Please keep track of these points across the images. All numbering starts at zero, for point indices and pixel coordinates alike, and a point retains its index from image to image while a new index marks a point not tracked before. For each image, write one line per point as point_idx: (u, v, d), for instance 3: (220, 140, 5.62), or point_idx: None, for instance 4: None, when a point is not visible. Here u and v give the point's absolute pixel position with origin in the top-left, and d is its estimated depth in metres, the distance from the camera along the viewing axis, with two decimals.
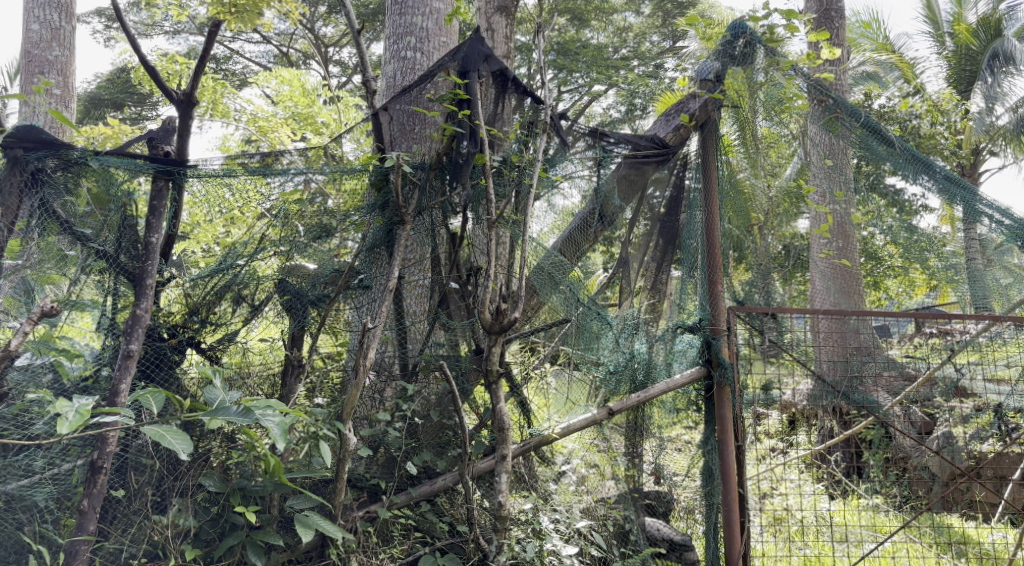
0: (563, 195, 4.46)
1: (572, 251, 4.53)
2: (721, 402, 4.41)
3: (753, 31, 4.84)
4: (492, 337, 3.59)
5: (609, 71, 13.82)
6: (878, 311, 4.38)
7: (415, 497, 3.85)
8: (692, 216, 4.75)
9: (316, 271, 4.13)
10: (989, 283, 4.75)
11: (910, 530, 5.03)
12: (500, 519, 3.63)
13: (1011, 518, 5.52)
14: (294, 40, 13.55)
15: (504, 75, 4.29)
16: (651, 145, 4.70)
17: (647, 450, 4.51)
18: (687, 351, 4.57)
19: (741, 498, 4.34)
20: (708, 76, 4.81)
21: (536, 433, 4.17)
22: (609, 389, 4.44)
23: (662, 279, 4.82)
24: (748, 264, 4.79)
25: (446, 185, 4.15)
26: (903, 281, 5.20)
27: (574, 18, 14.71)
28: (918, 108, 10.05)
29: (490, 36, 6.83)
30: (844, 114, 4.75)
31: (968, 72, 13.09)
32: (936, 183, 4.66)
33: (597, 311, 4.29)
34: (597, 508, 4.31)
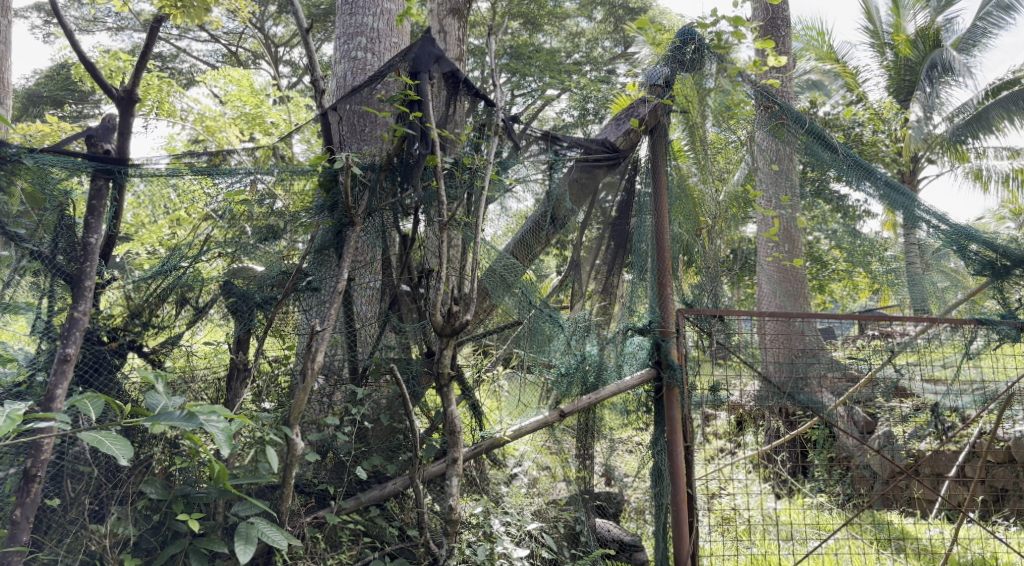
0: (517, 198, 4.47)
1: (524, 254, 4.55)
2: (670, 403, 4.46)
3: (702, 38, 4.86)
4: (444, 340, 3.58)
5: (561, 76, 13.93)
6: (823, 313, 4.41)
7: (365, 501, 3.79)
8: (643, 219, 4.81)
9: (263, 273, 4.05)
10: (927, 287, 4.89)
11: (853, 528, 5.15)
12: (450, 522, 3.62)
13: (947, 513, 5.69)
14: (242, 40, 13.33)
15: (455, 77, 4.30)
16: (602, 149, 4.74)
17: (598, 452, 4.56)
18: (637, 353, 4.58)
19: (690, 498, 4.40)
20: (657, 81, 4.86)
21: (488, 435, 4.15)
22: (560, 391, 4.46)
23: (613, 283, 4.86)
24: (698, 268, 4.85)
25: (397, 186, 4.09)
26: (847, 283, 5.77)
27: (527, 22, 14.74)
28: (860, 116, 10.31)
29: (442, 38, 6.83)
30: (790, 120, 4.88)
31: (907, 82, 13.48)
32: (878, 190, 4.83)
33: (549, 314, 4.38)
34: (547, 510, 4.33)
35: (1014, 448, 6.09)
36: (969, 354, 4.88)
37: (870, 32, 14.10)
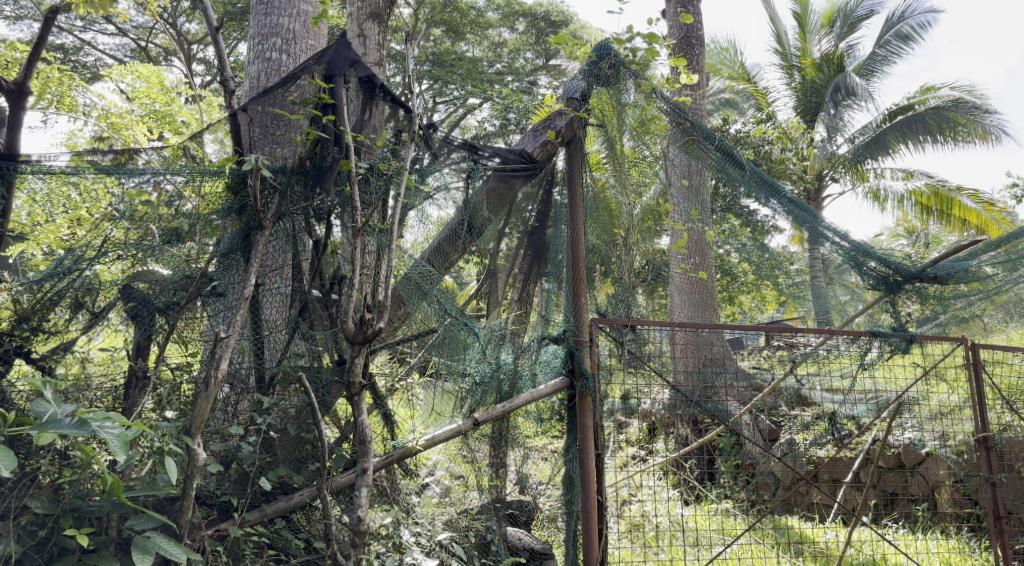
0: (438, 205, 4.48)
1: (441, 262, 4.53)
2: (582, 411, 4.49)
3: (617, 53, 4.93)
4: (355, 347, 3.52)
5: (483, 85, 13.94)
6: (729, 324, 4.55)
7: (269, 513, 3.68)
8: (558, 229, 4.85)
9: (167, 277, 3.88)
10: (830, 301, 5.11)
11: (755, 532, 5.34)
12: (359, 534, 3.56)
13: (844, 518, 5.97)
14: (153, 35, 12.89)
15: (372, 82, 4.28)
16: (519, 159, 4.79)
17: (512, 460, 4.56)
18: (551, 361, 4.63)
19: (600, 506, 4.45)
20: (574, 95, 4.91)
21: (400, 445, 4.10)
22: (475, 399, 4.43)
23: (529, 290, 4.85)
24: (613, 279, 4.91)
25: (309, 191, 4.04)
26: (758, 295, 6.15)
27: (449, 30, 14.82)
28: (769, 135, 10.72)
29: (361, 42, 6.79)
30: (701, 137, 5.02)
31: (813, 103, 14.11)
32: (784, 206, 5.02)
33: (465, 322, 4.37)
34: (459, 520, 4.33)
35: (904, 455, 6.43)
36: (865, 364, 5.04)
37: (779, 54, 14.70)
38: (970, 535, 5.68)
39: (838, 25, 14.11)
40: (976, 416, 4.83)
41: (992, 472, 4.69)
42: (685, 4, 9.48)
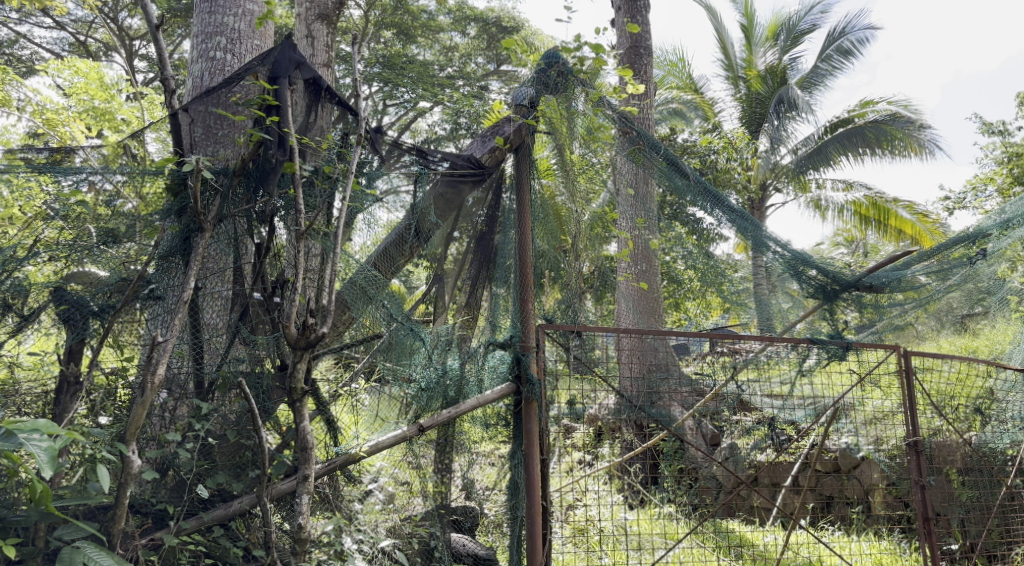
0: (388, 208, 4.45)
1: (387, 266, 4.51)
2: (528, 417, 4.48)
3: (566, 62, 4.94)
4: (297, 353, 3.50)
5: (435, 89, 13.92)
6: (674, 331, 4.55)
7: (207, 521, 3.62)
8: (507, 235, 4.87)
9: (104, 279, 3.78)
10: (772, 309, 5.25)
11: (698, 536, 5.43)
12: (299, 541, 3.51)
13: (782, 521, 6.13)
14: (93, 29, 12.52)
15: (317, 84, 4.21)
16: (467, 164, 4.77)
17: (458, 466, 4.54)
18: (498, 367, 4.59)
19: (545, 511, 4.46)
20: (522, 101, 4.90)
21: (343, 452, 4.06)
22: (420, 405, 4.36)
23: (476, 296, 4.85)
24: (563, 284, 4.96)
25: (251, 194, 3.98)
26: (702, 302, 6.15)
27: (400, 32, 14.75)
28: (715, 145, 10.94)
29: (309, 43, 6.74)
30: (646, 147, 5.06)
31: (757, 114, 14.27)
32: (727, 217, 5.12)
33: (410, 327, 4.34)
34: (402, 526, 4.30)
35: (840, 459, 6.56)
36: (803, 371, 5.22)
37: (725, 65, 15.01)
38: (902, 537, 5.87)
39: (782, 39, 14.44)
40: (908, 421, 4.98)
41: (921, 474, 4.84)
42: (633, 15, 9.60)
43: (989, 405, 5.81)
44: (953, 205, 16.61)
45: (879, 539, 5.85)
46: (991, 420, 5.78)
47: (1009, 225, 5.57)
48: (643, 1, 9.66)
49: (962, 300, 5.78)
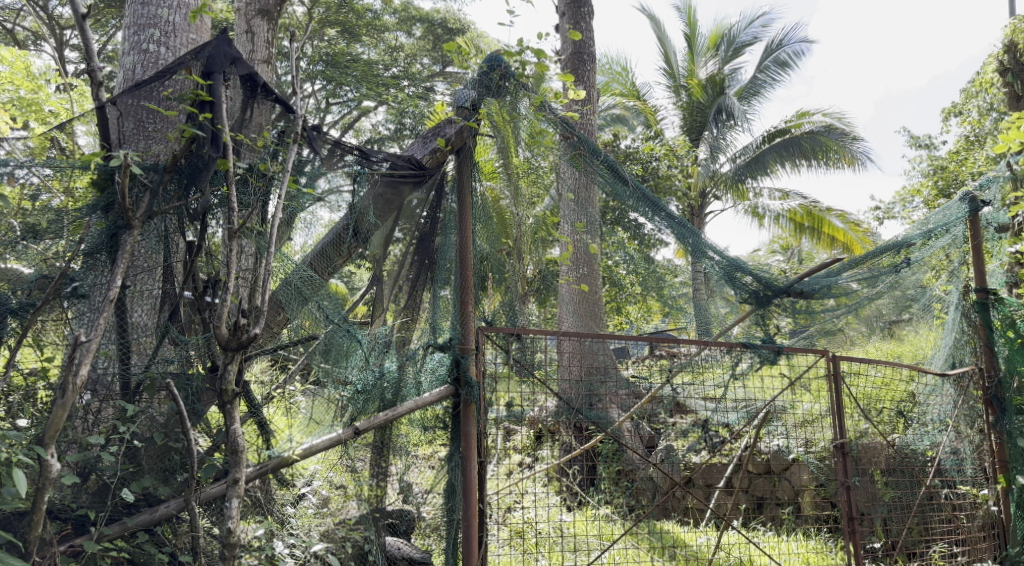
0: (329, 207, 4.41)
1: (324, 267, 4.41)
2: (466, 419, 4.49)
3: (508, 66, 4.89)
4: (228, 354, 3.45)
5: (379, 89, 13.83)
6: (613, 334, 4.60)
7: (131, 527, 3.51)
8: (448, 238, 4.81)
9: (28, 276, 3.66)
10: (710, 313, 5.38)
11: (633, 537, 5.53)
12: (228, 546, 3.44)
13: (716, 522, 6.26)
14: (21, 16, 12.07)
15: (253, 80, 4.15)
16: (408, 166, 4.68)
17: (395, 470, 4.50)
18: (437, 369, 4.58)
19: (481, 514, 4.46)
20: (464, 103, 4.84)
21: (276, 455, 3.99)
22: (356, 408, 4.30)
23: (416, 297, 4.76)
24: (507, 286, 4.99)
25: (184, 191, 3.90)
26: (643, 306, 6.14)
27: (344, 31, 14.57)
28: (657, 151, 11.11)
29: (248, 39, 6.64)
30: (587, 152, 5.07)
31: (698, 123, 14.67)
32: (665, 223, 5.15)
33: (347, 328, 4.25)
34: (336, 530, 4.24)
35: (772, 460, 6.74)
36: (736, 374, 5.29)
37: (668, 74, 15.23)
38: (828, 536, 6.07)
39: (722, 49, 14.81)
40: (835, 423, 5.11)
41: (847, 476, 4.98)
42: (577, 21, 9.67)
43: (911, 407, 6.09)
44: (883, 215, 17.17)
45: (807, 538, 6.03)
46: (913, 423, 6.06)
47: (931, 234, 5.82)
48: (587, 7, 9.74)
49: (890, 306, 5.89)
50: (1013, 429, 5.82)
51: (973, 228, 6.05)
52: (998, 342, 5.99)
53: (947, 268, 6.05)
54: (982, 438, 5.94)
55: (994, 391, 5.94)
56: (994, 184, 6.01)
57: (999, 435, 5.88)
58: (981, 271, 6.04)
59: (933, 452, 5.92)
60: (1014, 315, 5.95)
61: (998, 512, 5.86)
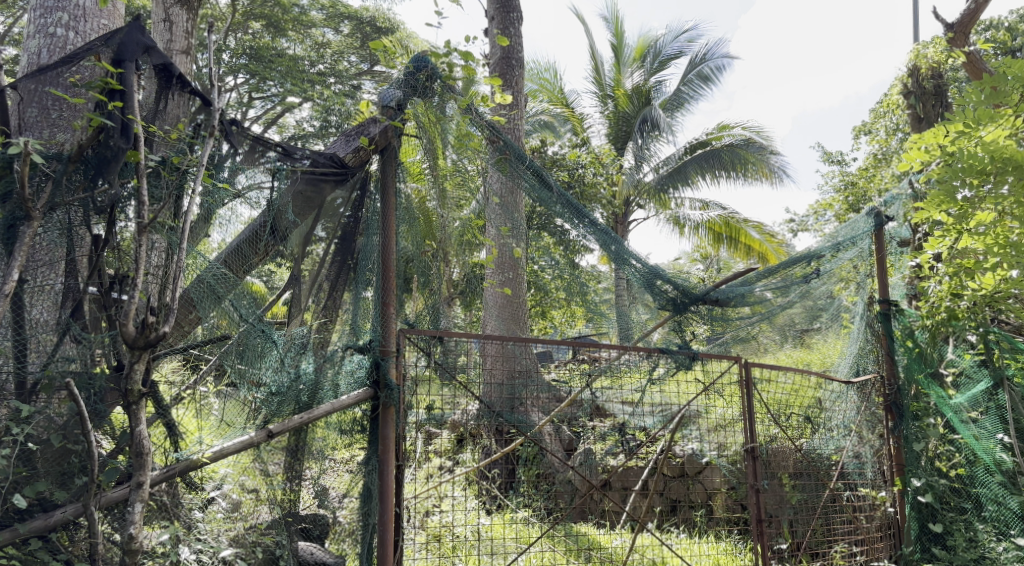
0: (249, 204, 4.30)
1: (239, 265, 4.26)
2: (385, 422, 4.38)
3: (434, 67, 4.83)
4: (134, 352, 3.33)
5: (303, 85, 13.67)
6: (536, 338, 4.53)
7: (23, 534, 3.34)
8: (370, 239, 4.71)
9: None
10: (632, 319, 5.50)
11: (550, 539, 5.58)
12: (129, 553, 3.30)
13: (632, 524, 6.38)
14: None
15: (168, 71, 4.01)
16: (329, 163, 4.56)
17: (309, 472, 4.37)
18: (355, 372, 4.45)
19: (397, 518, 4.36)
20: (390, 103, 4.76)
21: (184, 457, 3.87)
22: (269, 410, 4.19)
23: (335, 297, 4.63)
24: (431, 290, 4.94)
25: (89, 182, 3.75)
26: (567, 312, 6.08)
27: (269, 25, 14.31)
28: (583, 158, 11.25)
29: (167, 28, 6.44)
30: (513, 157, 5.04)
31: (623, 132, 14.97)
32: (588, 230, 5.20)
33: (262, 329, 4.18)
34: (246, 535, 4.23)
35: (686, 463, 6.91)
36: (654, 380, 5.39)
37: (595, 82, 15.42)
38: (738, 538, 6.28)
39: (648, 61, 15.12)
40: (746, 427, 5.27)
41: (756, 479, 5.13)
42: (506, 26, 9.73)
43: (818, 413, 6.10)
44: (798, 227, 17.80)
45: (718, 540, 6.22)
46: (820, 428, 6.08)
47: (840, 246, 6.07)
48: (516, 13, 9.81)
49: (801, 315, 6.14)
50: (909, 434, 6.17)
51: (878, 242, 6.40)
52: (898, 351, 6.35)
53: (854, 280, 6.33)
54: (881, 442, 6.28)
55: (893, 399, 6.28)
56: (898, 201, 6.38)
57: (897, 439, 6.22)
58: (883, 283, 6.39)
59: (838, 456, 6.03)
60: (912, 326, 6.32)
61: (894, 513, 6.08)
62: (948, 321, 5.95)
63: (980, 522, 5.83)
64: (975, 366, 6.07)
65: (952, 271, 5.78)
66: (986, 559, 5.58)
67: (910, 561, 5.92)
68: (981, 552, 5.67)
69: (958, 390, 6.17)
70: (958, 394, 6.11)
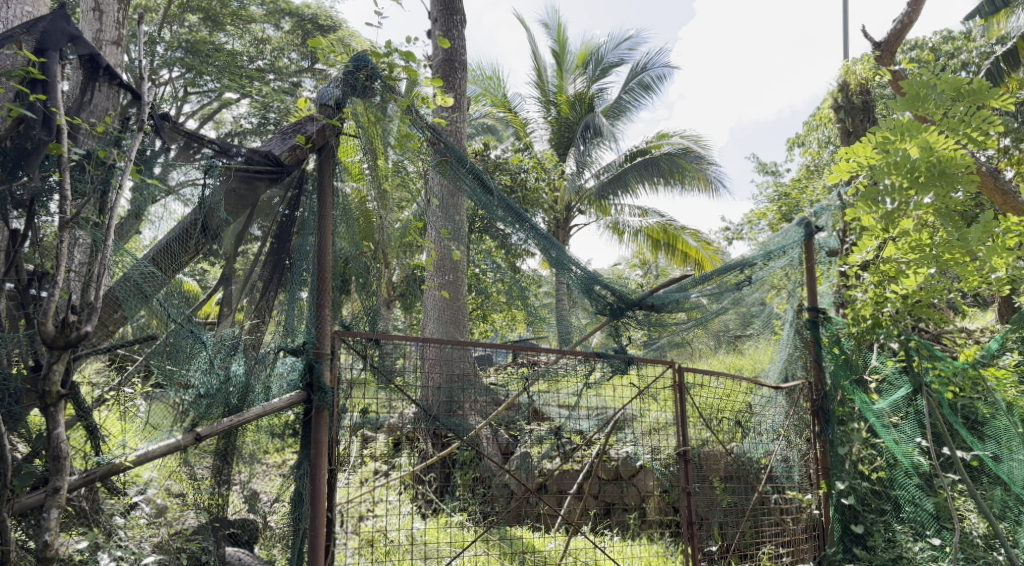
0: (181, 201, 4.20)
1: (169, 263, 4.14)
2: (318, 426, 4.27)
3: (374, 66, 4.77)
4: (54, 353, 3.25)
5: (242, 81, 13.42)
6: (476, 340, 4.44)
7: None
8: (305, 239, 4.61)
9: None
10: (572, 323, 5.58)
11: (485, 544, 5.58)
12: (42, 561, 3.22)
13: (566, 527, 6.46)
14: None
15: (95, 62, 3.89)
16: (264, 162, 4.46)
17: (238, 475, 4.29)
18: (287, 374, 4.42)
19: (329, 522, 4.29)
20: (328, 102, 4.73)
21: (105, 461, 3.75)
22: (198, 412, 4.08)
23: (268, 298, 4.54)
24: (371, 291, 4.81)
25: (8, 174, 3.59)
26: (507, 315, 6.06)
27: (207, 18, 14.39)
28: (526, 162, 11.29)
29: (97, 17, 6.26)
30: (453, 159, 5.01)
31: (565, 138, 15.11)
32: (527, 234, 5.20)
33: (191, 329, 4.06)
34: (170, 541, 4.10)
35: (621, 467, 7.01)
36: (590, 384, 5.46)
37: (538, 87, 15.48)
38: (670, 540, 6.39)
39: (590, 68, 15.30)
40: (679, 431, 5.35)
41: (688, 482, 5.22)
42: (449, 28, 9.72)
43: (748, 418, 6.33)
44: (733, 236, 18.19)
45: (651, 542, 6.32)
46: (749, 432, 6.30)
47: (772, 255, 6.22)
48: (460, 15, 9.80)
49: (736, 321, 6.30)
50: (834, 438, 6.36)
51: (807, 252, 6.55)
52: (825, 358, 6.52)
53: (785, 287, 6.54)
54: (809, 446, 6.44)
55: (819, 403, 6.50)
56: (827, 212, 6.57)
57: (824, 443, 6.42)
58: (813, 292, 6.53)
59: (767, 460, 6.24)
60: (838, 333, 6.46)
61: (819, 515, 6.26)
62: (873, 328, 6.09)
63: (898, 523, 6.04)
64: (896, 373, 6.19)
65: (877, 277, 5.96)
66: (904, 558, 5.79)
67: (832, 561, 6.09)
68: (898, 552, 5.87)
69: (880, 396, 6.29)
70: (880, 400, 6.23)
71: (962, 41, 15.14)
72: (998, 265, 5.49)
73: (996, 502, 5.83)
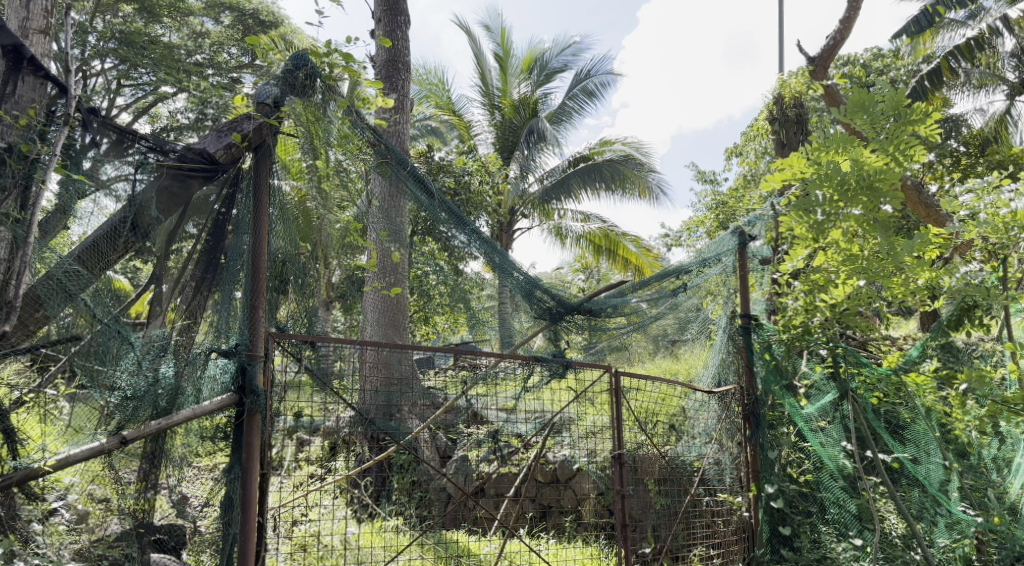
0: (112, 197, 4.12)
1: (94, 261, 4.00)
2: (249, 429, 4.19)
3: (314, 65, 4.67)
4: None
5: (179, 75, 13.10)
6: (417, 344, 4.39)
7: None
8: (240, 239, 4.44)
9: None
10: (513, 327, 5.61)
11: (420, 548, 5.56)
12: None
13: (502, 530, 6.52)
14: None
15: (18, 53, 3.95)
16: (198, 159, 4.32)
17: (167, 480, 4.15)
18: (219, 377, 4.28)
19: (260, 528, 4.21)
20: (266, 100, 4.56)
21: (22, 466, 3.66)
22: (124, 415, 3.97)
23: (199, 300, 4.35)
24: (311, 293, 4.72)
25: None
26: (449, 317, 6.05)
27: (142, 9, 13.84)
28: (470, 165, 11.30)
29: (24, 5, 6.07)
30: (394, 161, 4.96)
31: (509, 142, 15.18)
32: (468, 239, 5.18)
33: (118, 329, 3.95)
34: (91, 548, 4.12)
35: (559, 470, 7.14)
36: (528, 388, 5.51)
37: (483, 91, 15.41)
38: (604, 542, 6.47)
39: (535, 73, 15.39)
40: (614, 435, 5.41)
41: (622, 485, 5.29)
42: (393, 29, 9.66)
43: (682, 422, 6.68)
44: (673, 243, 18.52)
45: (586, 545, 6.41)
46: (683, 435, 6.64)
47: (706, 263, 6.37)
48: (403, 16, 9.75)
49: (673, 325, 6.43)
50: (764, 442, 6.49)
51: (740, 259, 6.65)
52: (756, 363, 6.64)
53: (721, 294, 6.67)
54: (739, 450, 6.58)
55: (750, 407, 6.59)
56: (760, 221, 6.65)
57: (753, 447, 6.52)
58: (745, 300, 6.66)
59: (699, 462, 6.43)
60: (769, 340, 6.59)
61: (748, 517, 6.40)
62: (802, 335, 6.22)
63: (823, 524, 6.23)
64: (824, 379, 6.35)
65: (807, 286, 6.00)
66: (827, 558, 5.99)
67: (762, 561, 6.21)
68: (822, 552, 6.06)
69: (809, 400, 6.48)
70: (808, 405, 6.43)
71: (891, 59, 15.72)
72: (919, 279, 5.70)
73: (913, 503, 6.09)
